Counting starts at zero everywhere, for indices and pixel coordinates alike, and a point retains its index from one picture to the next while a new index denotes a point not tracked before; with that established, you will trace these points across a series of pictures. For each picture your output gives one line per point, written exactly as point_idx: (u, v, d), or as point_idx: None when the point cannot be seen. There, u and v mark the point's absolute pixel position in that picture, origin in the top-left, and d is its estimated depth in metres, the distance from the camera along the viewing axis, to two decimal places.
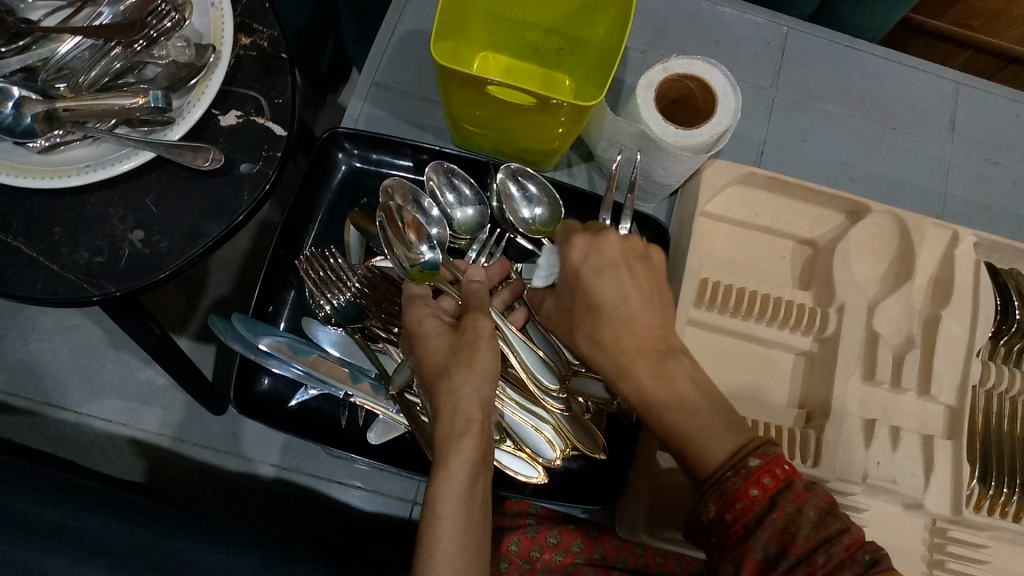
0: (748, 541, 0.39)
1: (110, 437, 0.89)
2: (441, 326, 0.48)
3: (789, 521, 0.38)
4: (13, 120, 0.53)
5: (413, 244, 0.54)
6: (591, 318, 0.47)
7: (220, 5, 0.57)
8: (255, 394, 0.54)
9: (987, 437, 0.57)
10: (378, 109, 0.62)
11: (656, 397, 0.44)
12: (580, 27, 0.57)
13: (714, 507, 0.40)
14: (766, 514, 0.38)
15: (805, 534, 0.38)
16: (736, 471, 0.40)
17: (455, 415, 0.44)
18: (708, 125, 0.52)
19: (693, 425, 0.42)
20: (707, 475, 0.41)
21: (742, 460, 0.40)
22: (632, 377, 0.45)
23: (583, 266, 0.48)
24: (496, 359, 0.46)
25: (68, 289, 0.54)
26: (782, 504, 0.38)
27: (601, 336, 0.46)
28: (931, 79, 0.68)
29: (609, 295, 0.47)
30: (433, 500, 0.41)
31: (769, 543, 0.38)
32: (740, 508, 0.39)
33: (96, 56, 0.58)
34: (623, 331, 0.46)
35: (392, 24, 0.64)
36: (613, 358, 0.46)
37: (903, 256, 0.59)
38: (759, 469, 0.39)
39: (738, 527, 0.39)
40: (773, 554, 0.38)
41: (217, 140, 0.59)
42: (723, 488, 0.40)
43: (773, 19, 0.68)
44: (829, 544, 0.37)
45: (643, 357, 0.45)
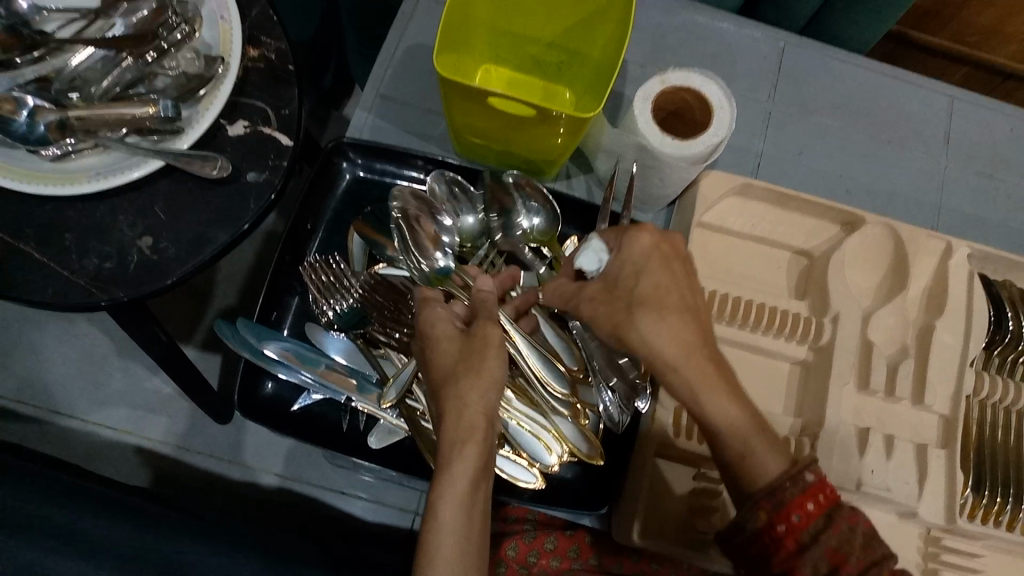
0: (801, 556, 0.41)
1: (116, 444, 0.90)
2: (453, 332, 0.49)
3: (843, 539, 0.41)
4: (27, 129, 0.54)
5: (430, 253, 0.56)
6: (657, 301, 0.45)
7: (230, 18, 0.60)
8: (259, 398, 0.55)
9: (982, 446, 0.57)
10: (382, 120, 0.63)
11: (715, 394, 0.43)
12: (580, 40, 0.59)
13: (765, 516, 0.42)
14: (822, 530, 0.41)
15: (857, 555, 0.41)
16: (795, 482, 0.41)
17: (461, 423, 0.45)
18: (704, 136, 0.54)
19: (752, 432, 0.43)
20: (762, 485, 0.42)
21: (799, 473, 0.42)
22: (690, 370, 0.44)
23: (653, 251, 0.46)
24: (502, 368, 0.48)
25: (77, 294, 0.55)
26: (837, 522, 0.41)
27: (667, 321, 0.44)
28: (926, 93, 0.69)
29: (670, 282, 0.45)
30: (436, 507, 0.43)
31: (822, 560, 0.41)
32: (795, 521, 0.41)
33: (108, 66, 0.59)
34: (687, 321, 0.44)
35: (397, 37, 0.65)
36: (679, 347, 0.44)
37: (898, 267, 0.60)
38: (813, 487, 0.42)
39: (790, 542, 0.41)
40: (824, 571, 0.41)
41: (224, 149, 0.60)
42: (780, 499, 0.41)
43: (771, 34, 0.69)
44: (878, 565, 0.41)
45: (702, 349, 0.44)
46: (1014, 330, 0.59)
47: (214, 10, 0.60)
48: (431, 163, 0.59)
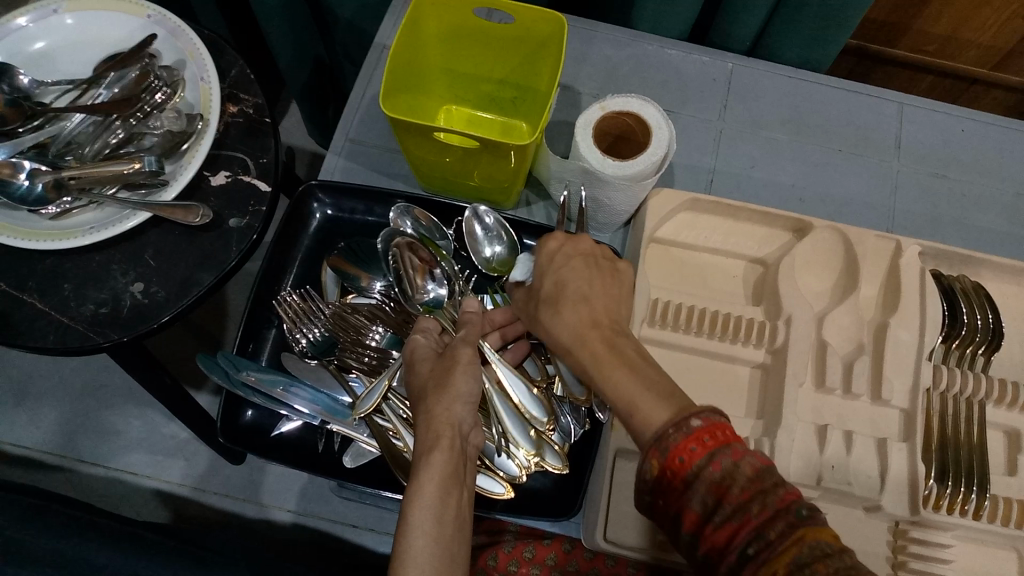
0: (687, 494, 0.38)
1: (136, 489, 0.94)
2: (430, 354, 0.54)
3: (725, 474, 0.38)
4: (26, 190, 0.60)
5: (420, 287, 0.61)
6: (556, 295, 0.49)
7: (208, 79, 0.65)
8: (240, 425, 0.59)
9: (945, 438, 0.58)
10: (352, 163, 0.68)
11: (609, 367, 0.44)
12: (528, 75, 0.63)
13: (654, 464, 0.39)
14: (703, 468, 0.38)
15: (740, 485, 0.37)
16: (678, 429, 0.39)
17: (430, 432, 0.47)
18: (643, 155, 0.57)
19: (640, 393, 0.42)
20: (647, 437, 0.40)
21: (683, 419, 0.39)
22: (584, 350, 0.46)
23: (557, 254, 0.52)
24: (471, 383, 0.51)
25: (75, 338, 0.60)
26: (720, 459, 0.38)
27: (562, 311, 0.48)
28: (874, 101, 0.72)
29: (575, 274, 0.50)
30: (407, 511, 0.43)
31: (707, 496, 0.38)
32: (679, 463, 0.38)
33: (99, 129, 0.65)
34: (583, 306, 0.48)
35: (362, 87, 0.71)
36: (572, 330, 0.47)
37: (849, 268, 0.63)
38: (700, 430, 0.39)
39: (676, 481, 0.39)
40: (711, 507, 0.38)
41: (208, 198, 0.65)
42: (664, 444, 0.39)
43: (718, 57, 0.73)
44: (767, 496, 0.37)
45: (597, 332, 0.46)
46: (968, 324, 0.60)
47: (195, 72, 0.66)
48: (399, 198, 0.63)
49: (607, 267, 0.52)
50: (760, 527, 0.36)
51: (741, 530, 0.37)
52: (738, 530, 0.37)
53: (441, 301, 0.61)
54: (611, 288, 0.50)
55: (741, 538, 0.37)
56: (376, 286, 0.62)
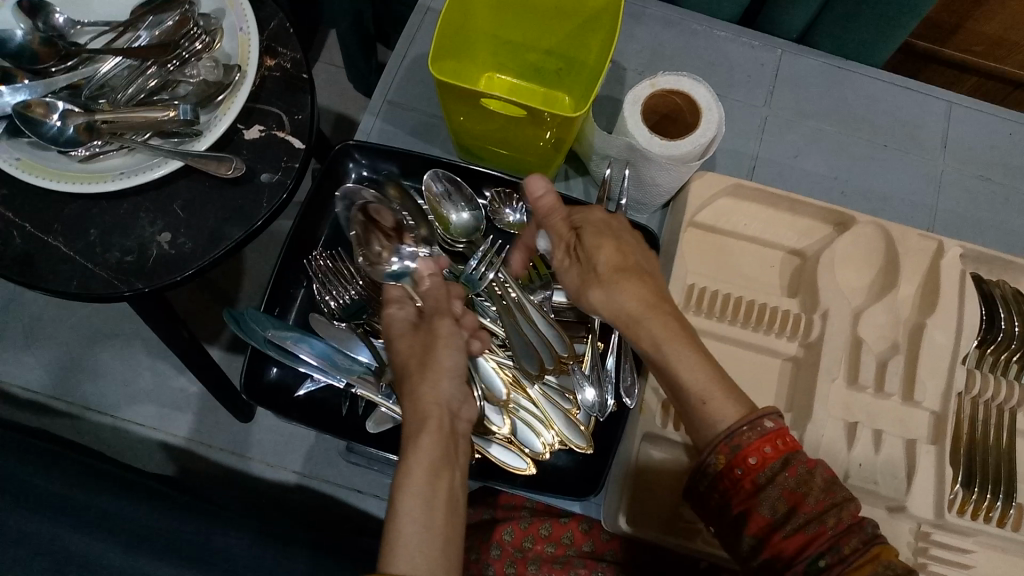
0: (757, 497, 0.43)
1: (141, 440, 0.92)
2: (406, 326, 0.53)
3: (801, 481, 0.42)
4: (57, 131, 0.58)
5: (385, 261, 0.60)
6: (620, 268, 0.49)
7: (248, 29, 0.63)
8: (264, 382, 0.58)
9: (975, 444, 0.58)
10: (388, 124, 0.68)
11: (676, 351, 0.47)
12: (576, 47, 0.62)
13: (722, 460, 0.44)
14: (777, 473, 0.42)
15: (815, 495, 0.42)
16: (752, 427, 0.43)
17: (418, 414, 0.47)
18: (692, 137, 0.55)
19: (714, 386, 0.46)
20: (720, 430, 0.44)
21: (758, 419, 0.43)
22: (656, 325, 0.48)
23: (604, 224, 0.51)
24: (456, 357, 0.50)
25: (101, 285, 0.58)
26: (793, 466, 0.42)
27: (625, 285, 0.49)
28: (923, 98, 0.70)
29: (632, 250, 0.51)
30: (397, 495, 0.43)
31: (779, 501, 0.42)
32: (751, 464, 0.43)
33: (134, 75, 0.64)
34: (649, 283, 0.49)
35: (404, 49, 0.70)
36: (641, 305, 0.48)
37: (889, 266, 0.62)
38: (772, 433, 0.43)
39: (747, 483, 0.43)
40: (781, 512, 0.42)
41: (241, 151, 0.63)
42: (738, 442, 0.43)
43: (767, 42, 0.72)
44: (839, 508, 0.41)
45: (664, 308, 0.48)
46: (1006, 330, 0.59)
47: (234, 22, 0.63)
48: (428, 162, 0.62)
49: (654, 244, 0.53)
50: (835, 539, 0.40)
51: (817, 540, 0.41)
52: (813, 539, 0.41)
53: (407, 271, 0.59)
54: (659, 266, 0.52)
55: (814, 549, 0.40)
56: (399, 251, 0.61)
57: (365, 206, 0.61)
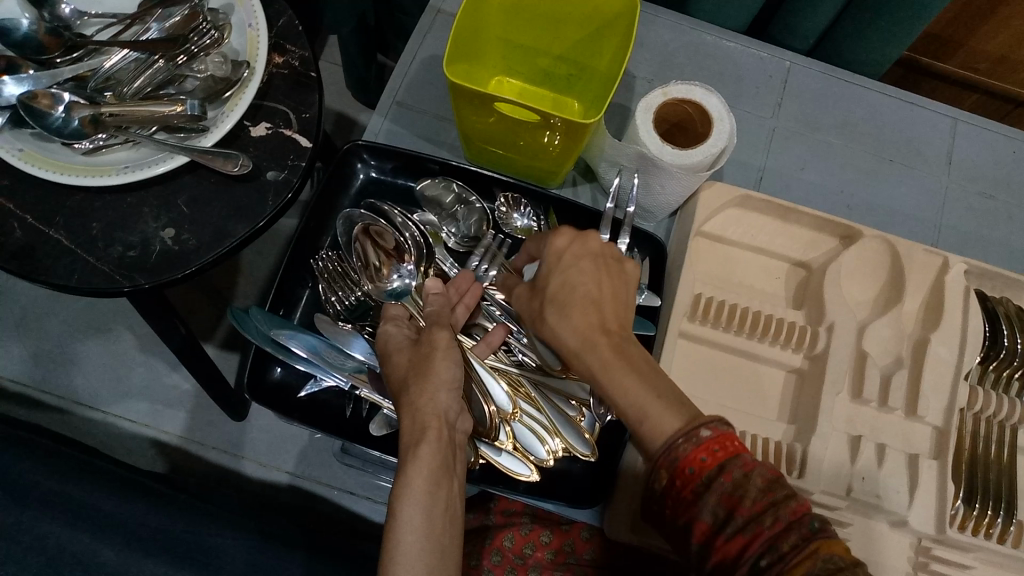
0: (696, 506, 0.39)
1: (133, 437, 0.90)
2: (406, 342, 0.52)
3: (736, 484, 0.38)
4: (62, 123, 0.57)
5: (385, 277, 0.62)
6: (563, 298, 0.48)
7: (257, 26, 0.62)
8: (267, 382, 0.58)
9: (976, 460, 0.58)
10: (397, 126, 0.67)
11: (617, 374, 0.44)
12: (588, 53, 0.62)
13: (665, 474, 0.40)
14: (714, 479, 0.39)
15: (753, 497, 0.38)
16: (688, 439, 0.40)
17: (415, 424, 0.46)
18: (703, 146, 0.55)
19: (650, 401, 0.42)
20: (660, 445, 0.40)
21: (693, 430, 0.40)
22: (591, 357, 0.45)
23: (565, 252, 0.50)
24: (453, 369, 0.49)
25: (101, 279, 0.57)
26: (731, 470, 0.39)
27: (570, 315, 0.47)
28: (929, 114, 0.71)
29: (582, 281, 0.48)
30: (396, 507, 0.42)
31: (718, 508, 0.39)
32: (690, 474, 0.39)
33: (141, 67, 0.63)
34: (593, 312, 0.46)
35: (414, 50, 0.69)
36: (577, 334, 0.46)
37: (895, 280, 0.62)
38: (709, 440, 0.39)
39: (687, 492, 0.39)
40: (722, 518, 0.39)
41: (247, 148, 0.62)
42: (674, 454, 0.40)
43: (776, 54, 0.72)
44: (778, 507, 0.38)
45: (605, 336, 0.45)
46: (1009, 347, 0.60)
47: (243, 19, 0.63)
48: (434, 162, 0.62)
49: (614, 267, 0.50)
50: (774, 538, 0.37)
51: (754, 542, 0.37)
52: (751, 542, 0.37)
53: (407, 290, 0.61)
54: (618, 290, 0.49)
55: (753, 551, 0.37)
56: (405, 272, 0.62)
57: (369, 229, 0.61)
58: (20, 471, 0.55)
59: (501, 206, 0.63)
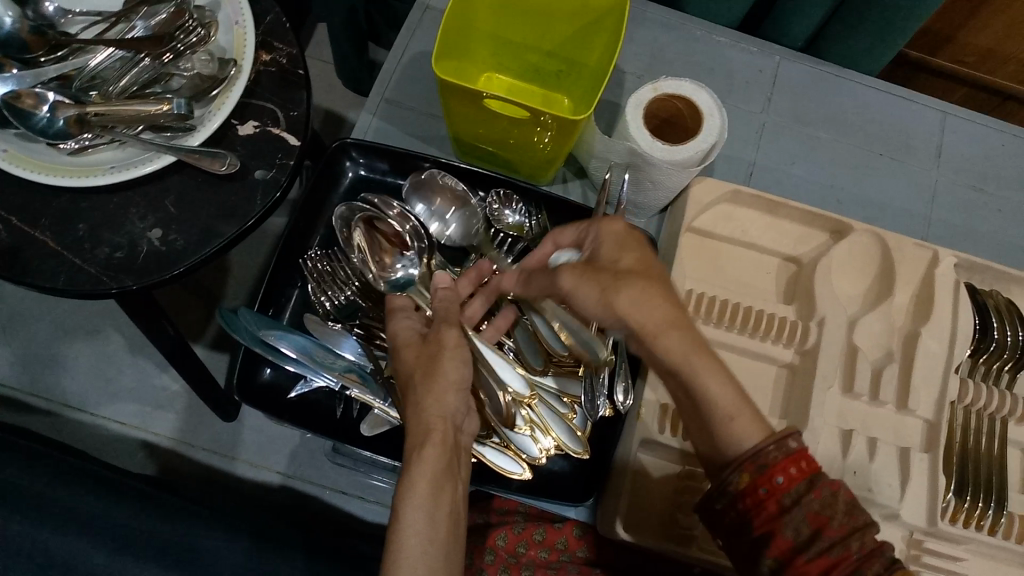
0: (782, 519, 0.40)
1: (123, 439, 0.90)
2: (414, 336, 0.51)
3: (826, 504, 0.40)
4: (47, 122, 0.56)
5: (388, 266, 0.61)
6: (644, 274, 0.43)
7: (244, 23, 0.62)
8: (257, 383, 0.58)
9: (966, 452, 0.58)
10: (386, 123, 0.67)
11: (704, 366, 0.41)
12: (577, 49, 0.61)
13: (747, 480, 0.41)
14: (804, 494, 0.40)
15: (840, 519, 0.40)
16: (778, 447, 0.41)
17: (422, 425, 0.46)
18: (693, 142, 0.55)
19: (740, 404, 0.42)
20: (746, 449, 0.41)
21: (784, 439, 0.41)
22: (673, 341, 0.41)
23: (628, 234, 0.46)
24: (461, 369, 0.48)
25: (88, 281, 0.56)
26: (820, 488, 0.40)
27: (653, 293, 0.42)
28: (918, 108, 0.71)
29: (651, 261, 0.44)
30: (400, 509, 0.42)
31: (803, 524, 0.40)
32: (778, 485, 0.40)
33: (127, 67, 0.62)
34: (671, 294, 0.43)
35: (402, 47, 0.69)
36: (662, 316, 0.41)
37: (885, 274, 0.62)
38: (796, 454, 0.41)
39: (771, 504, 0.40)
40: (805, 535, 0.40)
41: (234, 147, 0.62)
42: (763, 461, 0.41)
43: (764, 49, 0.72)
44: (862, 532, 0.40)
45: (684, 320, 0.42)
46: (999, 340, 0.60)
47: (230, 16, 0.62)
48: (426, 161, 0.62)
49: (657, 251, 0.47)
50: (859, 563, 0.39)
51: (841, 564, 0.39)
52: (839, 563, 0.39)
53: (411, 281, 0.61)
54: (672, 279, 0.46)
55: (839, 571, 0.39)
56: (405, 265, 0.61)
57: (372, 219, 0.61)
58: (7, 475, 0.54)
59: (493, 203, 0.62)
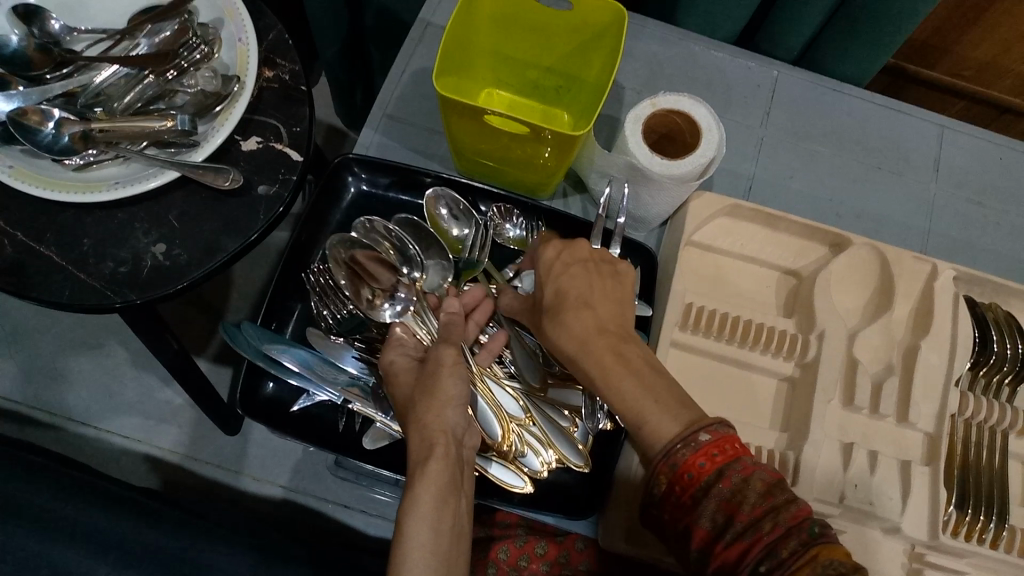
0: (696, 511, 0.41)
1: (126, 453, 0.90)
2: (411, 363, 0.52)
3: (735, 490, 0.40)
4: (52, 139, 0.56)
5: (376, 309, 0.60)
6: (558, 304, 0.49)
7: (247, 40, 0.62)
8: (260, 398, 0.58)
9: (967, 465, 0.58)
10: (388, 138, 0.68)
11: (616, 378, 0.45)
12: (577, 65, 0.62)
13: (664, 479, 0.42)
14: (713, 484, 0.40)
15: (751, 502, 0.39)
16: (687, 443, 0.41)
17: (423, 442, 0.45)
18: (691, 157, 0.56)
19: (648, 405, 0.43)
20: (657, 451, 0.42)
21: (692, 434, 0.41)
22: (590, 361, 0.46)
23: (556, 262, 0.51)
24: (460, 387, 0.49)
25: (91, 296, 0.57)
26: (729, 475, 0.40)
27: (565, 319, 0.48)
28: (916, 122, 0.71)
29: (574, 284, 0.49)
30: (404, 524, 0.42)
31: (717, 512, 0.40)
32: (689, 479, 0.41)
33: (132, 83, 0.63)
34: (587, 315, 0.47)
35: (403, 63, 0.70)
36: (574, 339, 0.47)
37: (884, 288, 0.63)
38: (708, 444, 0.41)
39: (687, 497, 0.41)
40: (721, 523, 0.40)
41: (237, 163, 0.62)
42: (673, 459, 0.41)
43: (763, 63, 0.73)
44: (778, 511, 0.39)
45: (601, 340, 0.46)
46: (997, 352, 0.60)
47: (233, 33, 0.63)
48: (428, 176, 0.63)
49: (608, 270, 0.51)
50: (773, 543, 0.38)
51: (754, 546, 0.38)
52: (751, 546, 0.38)
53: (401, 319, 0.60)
54: (614, 292, 0.50)
55: (753, 555, 0.38)
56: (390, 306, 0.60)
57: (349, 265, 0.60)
58: (12, 490, 0.55)
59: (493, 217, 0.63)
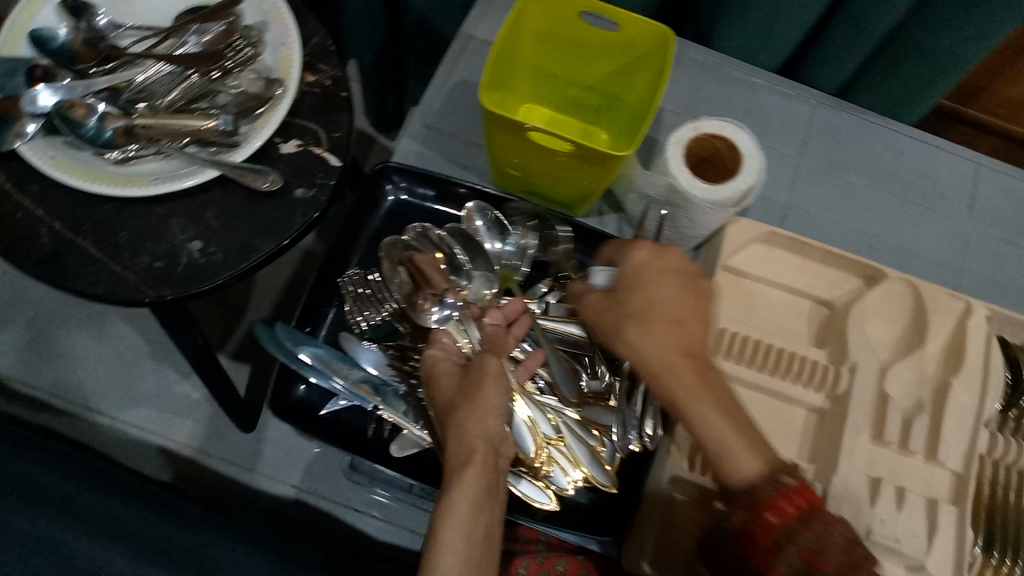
0: (775, 555, 0.43)
1: (140, 446, 0.90)
2: (454, 368, 0.52)
3: (818, 539, 0.42)
4: (95, 133, 0.58)
5: (424, 312, 0.58)
6: (645, 314, 0.50)
7: (292, 45, 0.62)
8: (290, 400, 0.59)
9: (996, 507, 0.57)
10: (426, 148, 0.68)
11: (699, 404, 0.47)
12: (619, 85, 0.62)
13: (744, 518, 0.44)
14: (797, 530, 0.42)
15: (833, 554, 0.42)
16: (774, 485, 0.44)
17: (463, 444, 0.45)
18: (733, 183, 0.56)
19: (733, 442, 0.46)
20: (743, 485, 0.45)
21: (778, 477, 0.44)
22: (672, 378, 0.48)
23: (648, 265, 0.51)
24: (501, 398, 0.49)
25: (126, 289, 0.57)
26: (813, 523, 0.43)
27: (652, 332, 0.49)
28: (954, 159, 0.71)
29: (662, 296, 0.50)
30: (438, 527, 0.42)
31: (797, 559, 0.42)
32: (771, 521, 0.43)
33: (176, 80, 0.63)
34: (677, 332, 0.49)
35: (444, 75, 0.70)
36: (658, 353, 0.48)
37: (917, 323, 0.62)
38: (794, 491, 0.43)
39: (766, 539, 0.43)
40: (799, 569, 0.42)
41: (276, 165, 0.63)
42: (756, 498, 0.44)
43: (801, 92, 0.73)
44: (856, 568, 0.42)
45: (687, 362, 0.48)
46: None
47: (277, 37, 0.63)
48: (464, 188, 0.63)
49: (697, 282, 0.52)
50: None
51: None
52: None
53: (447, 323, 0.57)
54: (700, 312, 0.51)
55: None
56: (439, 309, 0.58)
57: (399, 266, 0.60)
58: (36, 478, 0.54)
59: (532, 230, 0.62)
